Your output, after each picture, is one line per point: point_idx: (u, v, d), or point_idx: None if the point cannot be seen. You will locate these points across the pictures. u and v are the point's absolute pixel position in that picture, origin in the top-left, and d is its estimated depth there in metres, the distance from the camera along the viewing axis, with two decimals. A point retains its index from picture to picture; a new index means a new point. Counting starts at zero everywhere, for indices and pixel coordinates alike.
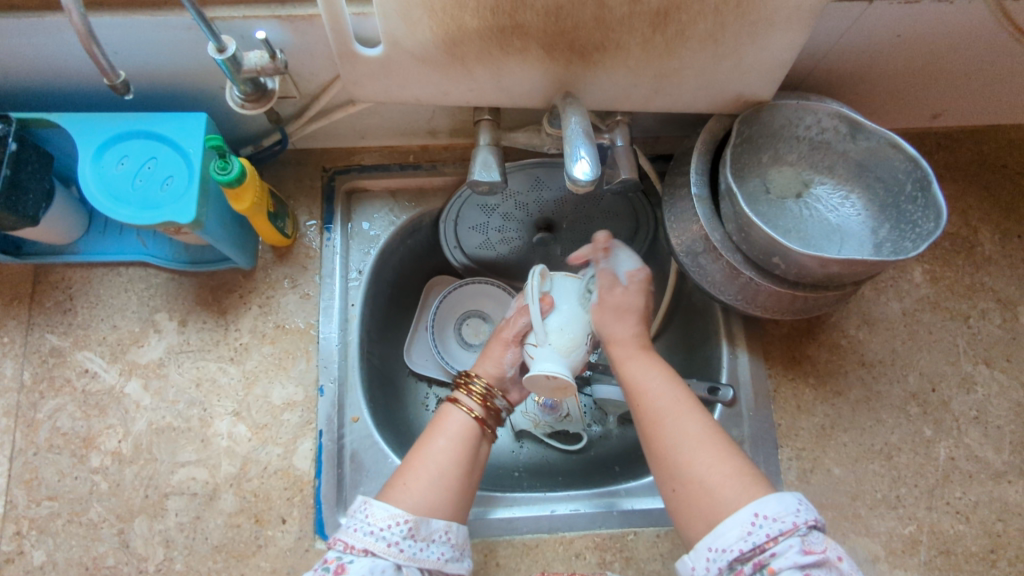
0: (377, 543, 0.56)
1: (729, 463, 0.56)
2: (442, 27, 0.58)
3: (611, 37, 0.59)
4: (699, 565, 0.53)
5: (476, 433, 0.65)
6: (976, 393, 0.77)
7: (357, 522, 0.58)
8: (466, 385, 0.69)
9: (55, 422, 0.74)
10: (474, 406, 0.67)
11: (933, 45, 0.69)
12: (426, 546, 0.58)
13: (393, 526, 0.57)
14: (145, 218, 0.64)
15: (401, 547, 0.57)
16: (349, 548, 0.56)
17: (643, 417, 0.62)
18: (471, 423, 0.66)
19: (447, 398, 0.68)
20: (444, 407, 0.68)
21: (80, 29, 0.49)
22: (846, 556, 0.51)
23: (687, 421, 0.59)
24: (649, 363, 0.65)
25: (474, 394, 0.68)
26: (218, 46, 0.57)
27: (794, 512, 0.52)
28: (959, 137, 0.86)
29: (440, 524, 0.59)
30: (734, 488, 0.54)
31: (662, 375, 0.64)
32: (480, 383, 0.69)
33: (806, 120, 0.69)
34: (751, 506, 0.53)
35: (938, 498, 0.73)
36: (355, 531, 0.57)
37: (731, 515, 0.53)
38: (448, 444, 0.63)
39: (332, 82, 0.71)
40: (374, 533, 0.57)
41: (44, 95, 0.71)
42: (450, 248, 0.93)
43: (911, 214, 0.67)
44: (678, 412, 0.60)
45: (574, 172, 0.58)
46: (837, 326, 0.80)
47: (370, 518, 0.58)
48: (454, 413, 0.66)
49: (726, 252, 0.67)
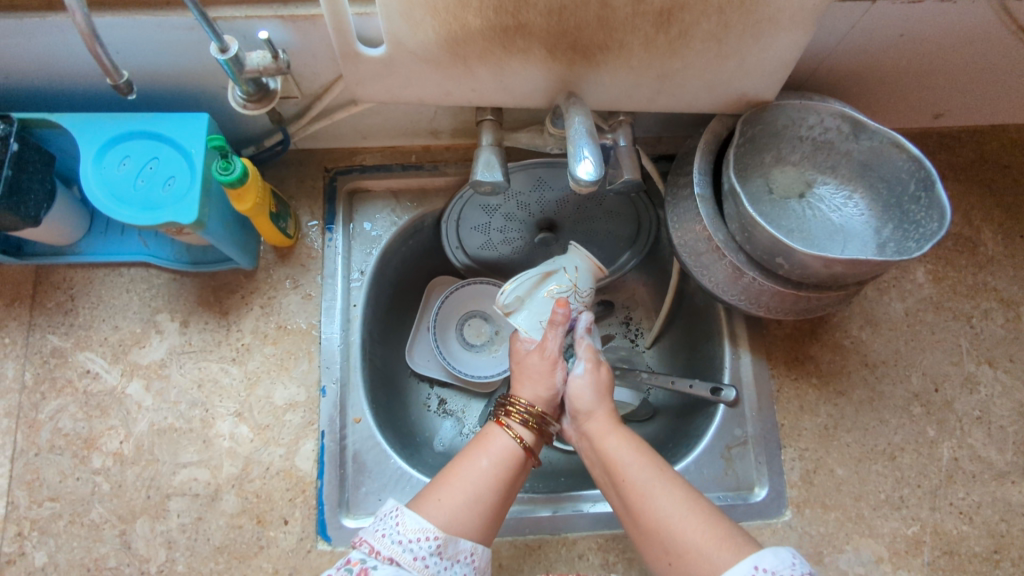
0: (403, 553, 0.56)
1: (719, 528, 0.55)
2: (445, 27, 0.58)
3: (614, 36, 0.59)
4: None
5: (520, 459, 0.64)
6: (979, 393, 0.77)
7: (386, 528, 0.58)
8: (517, 412, 0.67)
9: (57, 423, 0.74)
10: (523, 433, 0.66)
11: (937, 44, 0.69)
12: (450, 565, 0.57)
13: (422, 541, 0.56)
14: (146, 219, 0.64)
15: (427, 563, 0.56)
16: (373, 554, 0.56)
17: (628, 493, 0.60)
18: (517, 450, 0.65)
19: (493, 418, 0.67)
20: (489, 428, 0.66)
21: (84, 29, 0.49)
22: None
23: (668, 488, 0.59)
24: (628, 441, 0.64)
25: (524, 420, 0.66)
26: (220, 46, 0.56)
27: (791, 566, 0.52)
28: (961, 137, 0.86)
29: (466, 546, 0.58)
30: (730, 548, 0.54)
31: (636, 450, 0.63)
32: (527, 407, 0.67)
33: (809, 119, 0.69)
34: (750, 559, 0.52)
35: (941, 498, 0.73)
36: (383, 537, 0.57)
37: (728, 570, 0.52)
38: (490, 466, 0.63)
39: (334, 82, 0.70)
40: (402, 543, 0.56)
41: (46, 96, 0.70)
42: (452, 248, 0.93)
43: (914, 214, 0.66)
44: (660, 480, 0.60)
45: (577, 172, 0.57)
46: (840, 327, 0.80)
47: (400, 527, 0.57)
48: (502, 437, 0.65)
49: (729, 253, 0.67)
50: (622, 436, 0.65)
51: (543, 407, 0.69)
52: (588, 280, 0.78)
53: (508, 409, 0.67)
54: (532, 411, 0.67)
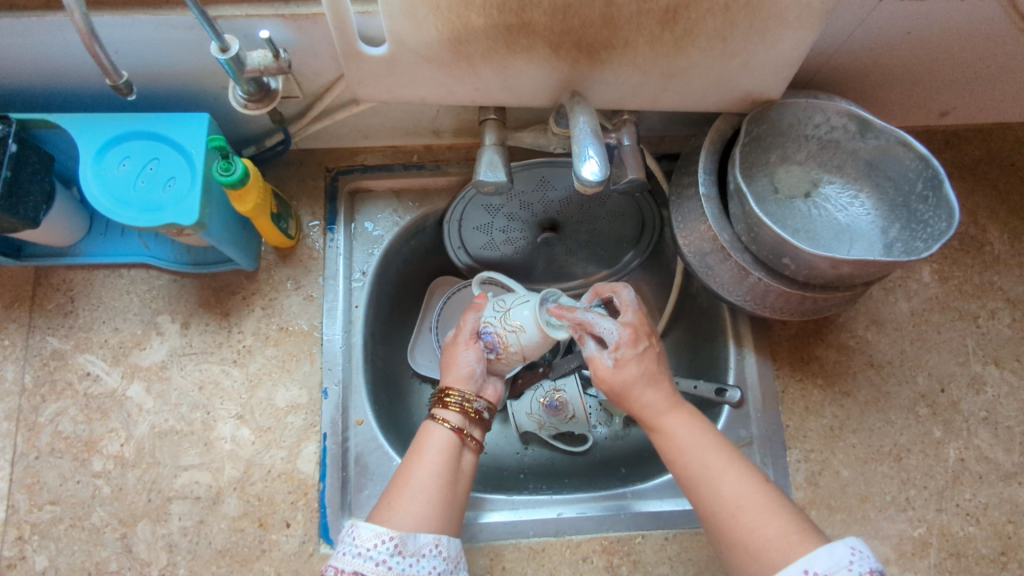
0: (365, 563, 0.55)
1: (775, 524, 0.55)
2: (449, 26, 0.58)
3: (619, 35, 0.59)
4: None
5: (456, 444, 0.65)
6: (986, 394, 0.77)
7: (346, 546, 0.57)
8: (450, 402, 0.67)
9: (57, 425, 0.73)
10: (455, 420, 0.67)
11: (943, 42, 0.68)
12: (415, 561, 0.56)
13: (379, 545, 0.56)
14: (146, 221, 0.64)
15: (389, 565, 0.56)
16: (338, 573, 0.55)
17: (687, 475, 0.60)
18: (453, 436, 0.65)
19: (427, 414, 0.67)
20: (425, 424, 0.67)
21: (82, 29, 0.48)
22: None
23: (731, 477, 0.58)
24: (684, 420, 0.63)
25: (452, 408, 0.67)
26: (221, 46, 0.56)
27: (846, 565, 0.51)
28: (967, 135, 0.85)
29: (428, 537, 0.58)
30: (782, 550, 0.53)
31: (697, 430, 0.62)
32: (456, 395, 0.67)
33: (815, 118, 0.68)
34: (801, 562, 0.51)
35: (947, 499, 0.73)
36: (344, 555, 0.56)
37: (778, 574, 0.52)
38: (429, 459, 0.63)
39: (336, 81, 0.70)
40: (362, 554, 0.56)
41: (45, 96, 0.70)
42: (455, 248, 0.92)
43: (922, 213, 0.66)
44: (723, 467, 0.59)
45: (582, 172, 0.57)
46: (845, 327, 0.79)
47: (356, 540, 0.57)
48: (436, 429, 0.66)
49: (734, 253, 0.67)
50: (682, 417, 0.63)
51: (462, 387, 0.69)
52: (526, 319, 0.69)
53: (442, 400, 0.67)
54: (455, 395, 0.67)
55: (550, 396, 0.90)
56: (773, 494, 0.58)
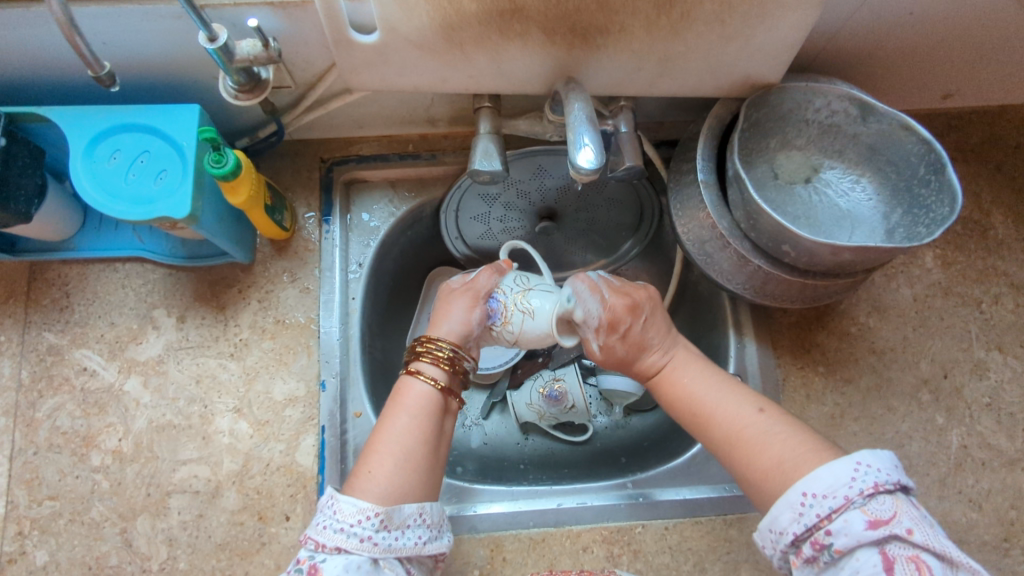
0: (348, 539, 0.54)
1: (774, 449, 0.55)
2: (440, 12, 0.57)
3: (615, 19, 0.57)
4: (767, 545, 0.53)
5: (438, 404, 0.63)
6: (989, 379, 0.76)
7: (325, 519, 0.55)
8: (429, 353, 0.65)
9: (55, 421, 0.73)
10: (437, 374, 0.65)
11: (946, 22, 0.67)
12: (400, 534, 0.56)
13: (364, 521, 0.54)
14: (138, 214, 0.63)
15: (375, 541, 0.54)
16: (320, 548, 0.54)
17: (694, 415, 0.61)
18: (434, 394, 0.63)
19: (406, 368, 0.65)
20: (403, 380, 0.65)
21: (61, 19, 0.47)
22: (916, 522, 0.48)
23: (734, 407, 0.59)
24: (692, 367, 0.64)
25: (438, 362, 0.64)
26: (209, 35, 0.55)
27: (846, 484, 0.50)
28: (971, 117, 0.84)
29: (411, 508, 0.57)
30: (779, 478, 0.53)
31: (697, 375, 0.63)
32: (444, 347, 0.65)
33: (815, 102, 0.67)
34: (799, 486, 0.51)
35: (950, 486, 0.72)
36: (325, 529, 0.54)
37: (779, 498, 0.52)
38: (409, 420, 0.61)
39: (328, 70, 0.69)
40: (344, 530, 0.54)
41: (34, 88, 0.69)
42: (451, 238, 0.91)
43: (924, 198, 0.65)
44: (723, 400, 0.60)
45: (577, 159, 0.56)
46: (847, 314, 0.79)
47: (338, 514, 0.55)
48: (416, 386, 0.63)
49: (733, 241, 0.66)
50: (690, 364, 0.64)
51: (455, 341, 0.67)
52: (540, 307, 0.68)
53: (423, 350, 0.65)
54: (441, 349, 0.65)
55: (550, 386, 0.88)
56: (774, 420, 0.57)
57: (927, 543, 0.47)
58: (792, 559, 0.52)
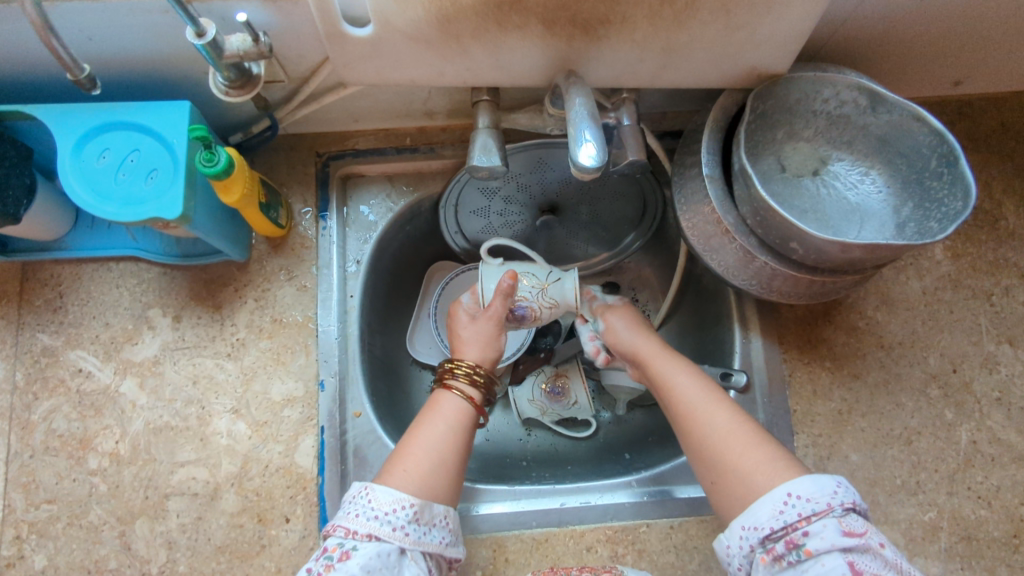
0: (382, 527, 0.54)
1: (758, 452, 0.55)
2: (435, 3, 0.54)
3: (617, 9, 0.55)
4: (733, 543, 0.53)
5: (473, 419, 0.65)
6: (999, 373, 0.74)
7: (359, 508, 0.55)
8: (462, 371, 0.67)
9: (50, 424, 0.72)
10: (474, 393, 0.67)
11: (959, 7, 0.64)
12: (428, 530, 0.56)
13: (399, 510, 0.55)
14: (128, 214, 0.62)
15: (406, 531, 0.55)
16: (351, 535, 0.53)
17: (677, 411, 0.62)
18: (469, 408, 0.65)
19: (440, 384, 0.67)
20: (438, 394, 0.66)
21: (34, 18, 0.46)
22: (885, 542, 0.49)
23: (721, 410, 0.60)
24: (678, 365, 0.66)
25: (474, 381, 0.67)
26: (196, 30, 0.53)
27: (829, 494, 0.50)
28: (982, 104, 0.82)
29: (440, 508, 0.58)
30: (767, 474, 0.53)
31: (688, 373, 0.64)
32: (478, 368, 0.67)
33: (824, 92, 0.65)
34: (785, 486, 0.51)
35: (959, 482, 0.71)
36: (357, 516, 0.54)
37: (763, 496, 0.52)
38: (446, 430, 0.62)
39: (322, 63, 0.67)
40: (378, 517, 0.54)
41: (21, 86, 0.67)
42: (451, 232, 0.89)
43: (936, 191, 0.63)
44: (708, 402, 0.61)
45: (578, 156, 0.54)
46: (855, 308, 0.77)
47: (372, 503, 0.55)
48: (452, 399, 0.65)
49: (739, 236, 0.64)
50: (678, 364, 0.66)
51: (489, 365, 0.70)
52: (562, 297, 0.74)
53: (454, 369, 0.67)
54: (477, 369, 0.67)
55: (551, 382, 0.88)
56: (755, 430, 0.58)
57: (894, 559, 0.48)
58: (758, 557, 0.51)
